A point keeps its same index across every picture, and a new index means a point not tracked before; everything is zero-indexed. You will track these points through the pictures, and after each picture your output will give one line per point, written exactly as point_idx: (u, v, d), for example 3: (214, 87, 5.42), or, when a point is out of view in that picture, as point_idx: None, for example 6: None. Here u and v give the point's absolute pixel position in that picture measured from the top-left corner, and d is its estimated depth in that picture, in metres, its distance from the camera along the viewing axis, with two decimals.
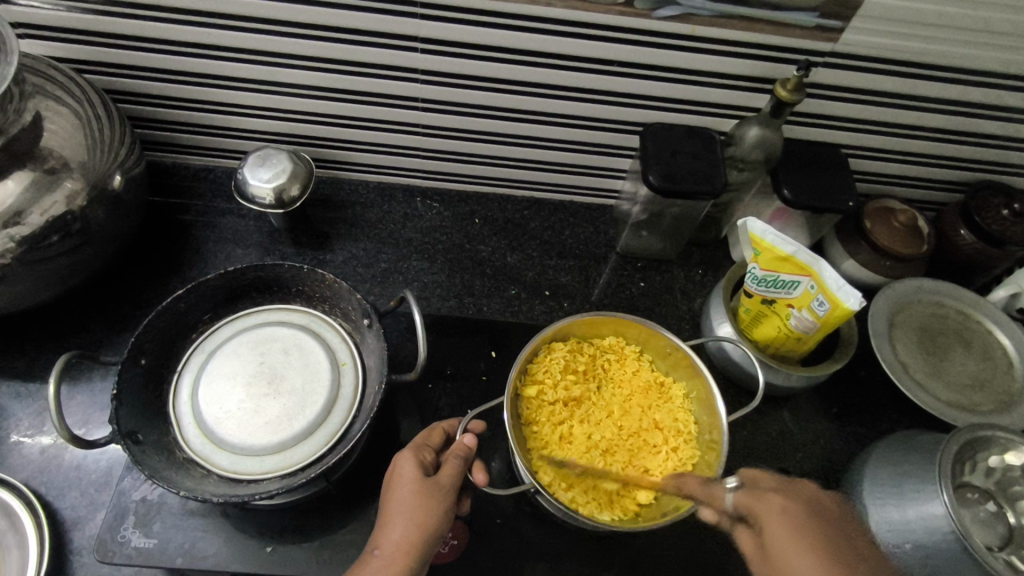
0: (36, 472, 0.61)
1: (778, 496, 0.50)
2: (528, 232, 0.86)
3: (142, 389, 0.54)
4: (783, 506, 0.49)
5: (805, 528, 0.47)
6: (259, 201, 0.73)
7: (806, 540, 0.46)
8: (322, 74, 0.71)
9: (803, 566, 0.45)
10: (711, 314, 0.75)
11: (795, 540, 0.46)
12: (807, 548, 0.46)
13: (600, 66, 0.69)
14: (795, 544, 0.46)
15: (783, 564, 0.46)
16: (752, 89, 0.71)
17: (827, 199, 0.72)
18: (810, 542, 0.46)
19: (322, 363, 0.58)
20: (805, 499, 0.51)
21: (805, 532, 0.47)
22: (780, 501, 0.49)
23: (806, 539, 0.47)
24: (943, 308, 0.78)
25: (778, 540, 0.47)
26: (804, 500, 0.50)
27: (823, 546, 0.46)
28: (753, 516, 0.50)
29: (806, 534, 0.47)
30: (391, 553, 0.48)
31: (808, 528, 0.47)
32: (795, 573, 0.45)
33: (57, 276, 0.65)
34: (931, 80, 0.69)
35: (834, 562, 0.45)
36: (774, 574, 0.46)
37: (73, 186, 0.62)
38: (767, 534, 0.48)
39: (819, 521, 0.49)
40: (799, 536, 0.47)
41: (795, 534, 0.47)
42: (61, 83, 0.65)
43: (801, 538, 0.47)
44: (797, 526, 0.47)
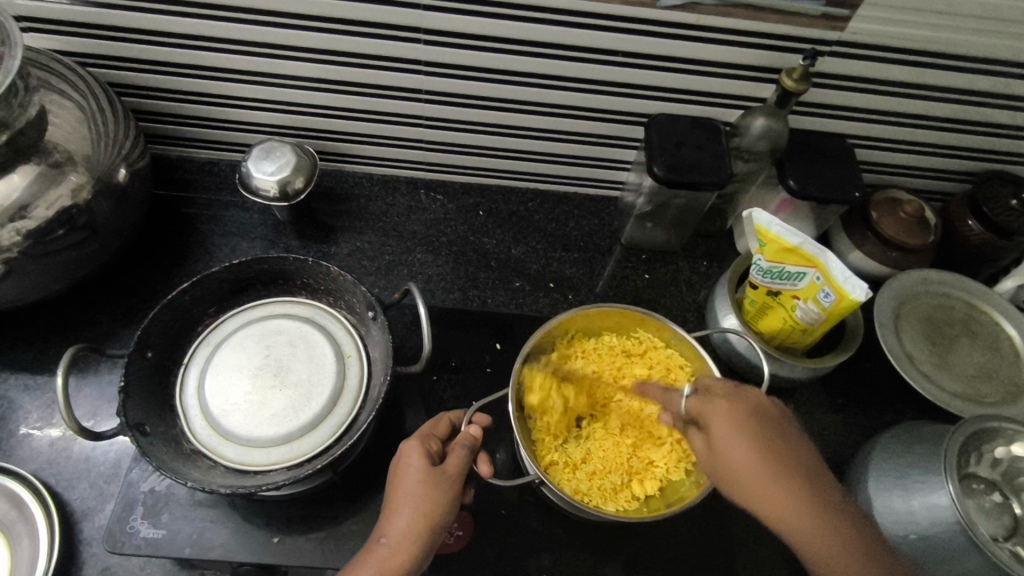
0: (46, 464, 0.62)
1: (726, 407, 0.52)
2: (532, 225, 0.86)
3: (148, 381, 0.55)
4: (737, 425, 0.50)
5: (779, 434, 0.51)
6: (264, 194, 0.73)
7: (758, 453, 0.49)
8: (326, 66, 0.71)
9: (766, 480, 0.48)
10: (716, 306, 0.75)
11: (773, 446, 0.49)
12: (760, 463, 0.49)
13: (604, 57, 0.69)
14: (772, 456, 0.49)
15: (751, 487, 0.48)
16: (758, 79, 0.71)
17: (833, 189, 0.72)
18: (770, 447, 0.49)
19: (327, 355, 0.58)
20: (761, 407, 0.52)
21: (766, 435, 0.50)
22: (755, 401, 0.52)
23: (773, 449, 0.49)
24: (949, 298, 0.77)
25: (736, 453, 0.49)
26: (758, 410, 0.51)
27: (776, 453, 0.49)
28: (704, 422, 0.53)
29: (766, 449, 0.49)
30: (398, 541, 0.49)
31: (772, 436, 0.50)
32: (744, 471, 0.49)
33: (63, 269, 0.66)
34: (939, 69, 0.68)
35: (792, 471, 0.48)
36: (728, 473, 0.50)
37: (78, 179, 0.62)
38: (721, 441, 0.50)
39: (774, 423, 0.51)
40: (748, 446, 0.49)
41: (748, 445, 0.49)
42: (65, 76, 0.65)
43: (745, 447, 0.49)
44: (764, 433, 0.50)
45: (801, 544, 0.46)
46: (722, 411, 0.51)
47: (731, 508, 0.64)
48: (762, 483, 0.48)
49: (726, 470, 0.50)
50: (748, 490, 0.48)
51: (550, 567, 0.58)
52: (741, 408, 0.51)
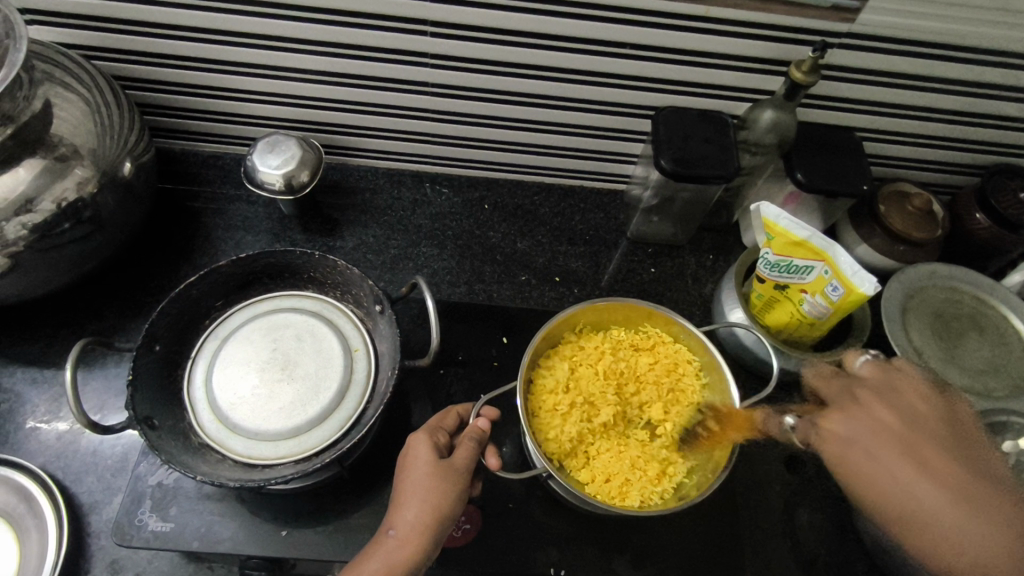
0: (53, 457, 0.62)
1: (852, 406, 0.53)
2: (538, 218, 0.85)
3: (156, 375, 0.55)
4: (848, 425, 0.52)
5: (937, 433, 0.50)
6: (269, 187, 0.73)
7: (904, 452, 0.48)
8: (331, 59, 0.70)
9: (894, 465, 0.48)
10: (723, 300, 0.74)
11: (920, 441, 0.49)
12: (898, 454, 0.48)
13: (612, 49, 0.68)
14: (890, 452, 0.49)
15: (875, 474, 0.48)
16: (766, 72, 0.70)
17: (841, 183, 0.71)
18: (920, 450, 0.48)
19: (335, 349, 0.58)
20: (919, 412, 0.52)
21: (897, 436, 0.49)
22: (878, 415, 0.51)
23: (915, 446, 0.49)
24: (957, 293, 0.77)
25: (859, 454, 0.50)
26: (894, 386, 0.54)
27: (926, 454, 0.48)
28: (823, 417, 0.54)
29: (896, 442, 0.49)
30: (406, 533, 0.49)
31: (913, 429, 0.50)
32: (891, 481, 0.48)
33: (69, 263, 0.66)
34: (949, 61, 0.67)
35: (949, 479, 0.46)
36: (857, 473, 0.50)
37: (84, 173, 0.62)
38: (834, 441, 0.52)
39: (913, 407, 0.52)
40: (871, 434, 0.50)
41: (892, 451, 0.48)
42: (70, 69, 0.64)
43: (889, 450, 0.49)
44: (909, 429, 0.50)
45: (926, 538, 0.45)
46: (841, 422, 0.52)
47: (738, 500, 0.64)
48: (891, 482, 0.47)
49: (845, 471, 0.50)
50: (877, 491, 0.48)
51: (557, 561, 0.58)
52: (886, 407, 0.52)
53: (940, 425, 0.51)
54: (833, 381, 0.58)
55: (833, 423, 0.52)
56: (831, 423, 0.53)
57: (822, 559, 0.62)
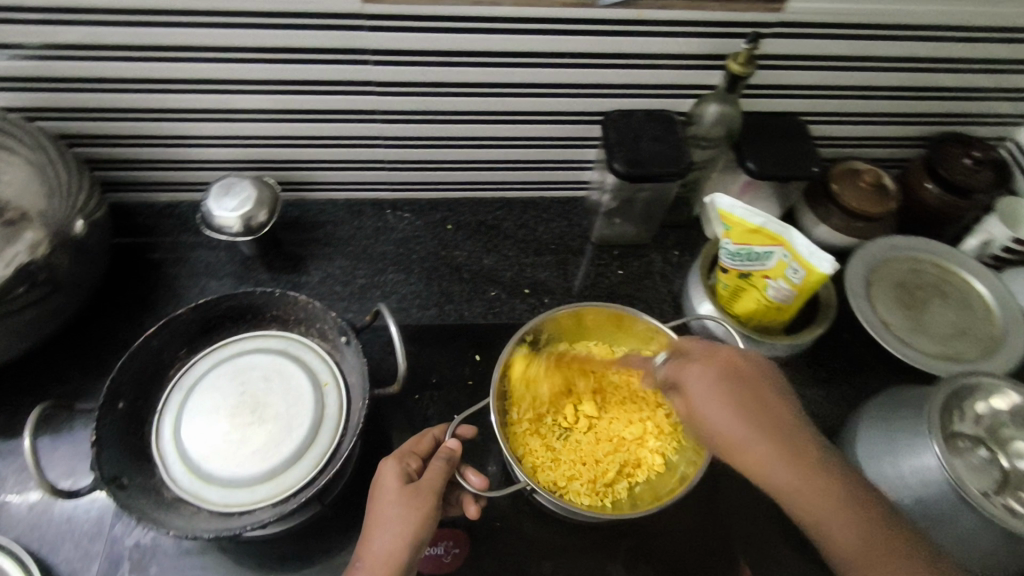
0: (27, 529, 0.60)
1: (702, 367, 0.54)
2: (502, 233, 0.86)
3: (121, 432, 0.54)
4: (710, 390, 0.52)
5: (742, 396, 0.52)
6: (227, 231, 0.72)
7: (749, 424, 0.50)
8: (278, 97, 0.71)
9: (755, 444, 0.49)
10: (690, 293, 0.75)
11: (764, 413, 0.51)
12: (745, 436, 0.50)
13: (554, 60, 0.69)
14: (743, 413, 0.51)
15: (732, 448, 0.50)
16: (706, 68, 0.72)
17: (791, 166, 0.72)
18: (755, 417, 0.51)
19: (303, 385, 0.57)
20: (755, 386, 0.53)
21: (744, 407, 0.51)
22: (734, 371, 0.53)
23: (766, 417, 0.51)
24: (917, 262, 0.79)
25: (717, 415, 0.51)
26: (738, 380, 0.53)
27: (775, 425, 0.50)
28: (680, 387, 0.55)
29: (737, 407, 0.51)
30: (373, 563, 0.47)
31: (756, 399, 0.52)
32: (721, 427, 0.51)
33: (27, 328, 0.64)
34: (879, 40, 0.70)
35: (772, 424, 0.50)
36: (713, 433, 0.52)
37: (35, 236, 0.61)
38: (691, 398, 0.54)
39: (754, 391, 0.52)
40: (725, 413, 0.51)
41: (722, 404, 0.52)
42: (11, 132, 0.64)
43: (730, 413, 0.51)
44: (755, 403, 0.51)
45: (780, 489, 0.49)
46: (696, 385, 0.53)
47: (725, 491, 0.64)
48: (742, 442, 0.50)
49: (692, 418, 0.54)
50: (728, 441, 0.51)
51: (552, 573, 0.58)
52: (737, 375, 0.53)
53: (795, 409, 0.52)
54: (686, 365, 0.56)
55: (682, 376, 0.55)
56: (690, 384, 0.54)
57: None
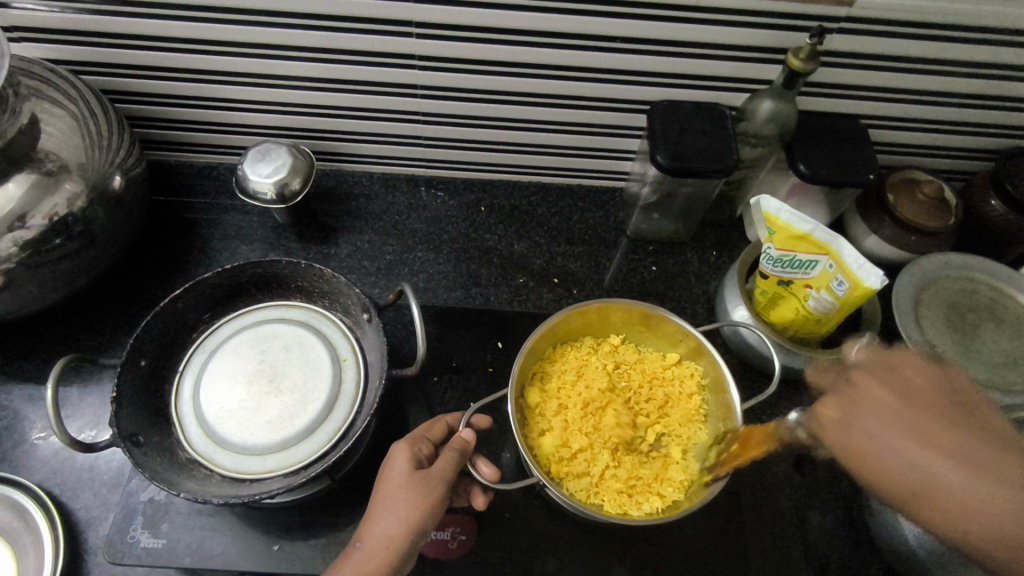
0: (50, 474, 0.62)
1: (853, 393, 0.44)
2: (536, 219, 0.84)
3: (142, 390, 0.54)
4: (863, 402, 0.43)
5: (924, 404, 0.42)
6: (261, 197, 0.72)
7: (906, 429, 0.40)
8: (318, 65, 0.70)
9: (902, 445, 0.40)
10: (725, 296, 0.72)
11: (922, 416, 0.41)
12: (908, 440, 0.40)
13: (603, 43, 0.66)
14: (916, 416, 0.41)
15: (877, 453, 0.41)
16: (763, 61, 0.68)
17: (845, 172, 0.69)
18: (931, 427, 0.40)
19: (323, 359, 0.57)
20: (920, 392, 0.43)
21: (897, 408, 0.42)
22: (911, 377, 0.43)
23: (927, 424, 0.40)
24: (972, 283, 0.74)
25: (862, 424, 0.42)
26: (901, 385, 0.43)
27: (943, 433, 0.40)
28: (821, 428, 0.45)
29: (879, 406, 0.42)
30: (373, 546, 0.47)
31: (915, 404, 0.42)
32: (867, 430, 0.42)
33: (61, 278, 0.65)
34: (958, 42, 0.64)
35: (916, 423, 0.40)
36: (862, 455, 0.42)
37: (73, 187, 0.62)
38: (830, 424, 0.44)
39: (927, 387, 0.43)
40: (875, 415, 0.42)
41: (876, 407, 0.42)
42: (56, 84, 0.64)
43: (876, 418, 0.42)
44: (907, 407, 0.41)
45: (938, 510, 0.38)
46: (835, 403, 0.45)
47: (743, 505, 0.62)
48: (889, 455, 0.40)
49: (851, 446, 0.42)
50: (867, 457, 0.41)
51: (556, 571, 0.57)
52: (888, 380, 0.43)
53: (984, 406, 0.42)
54: (883, 364, 0.45)
55: (830, 411, 0.44)
56: (828, 407, 0.45)
57: (834, 564, 0.60)
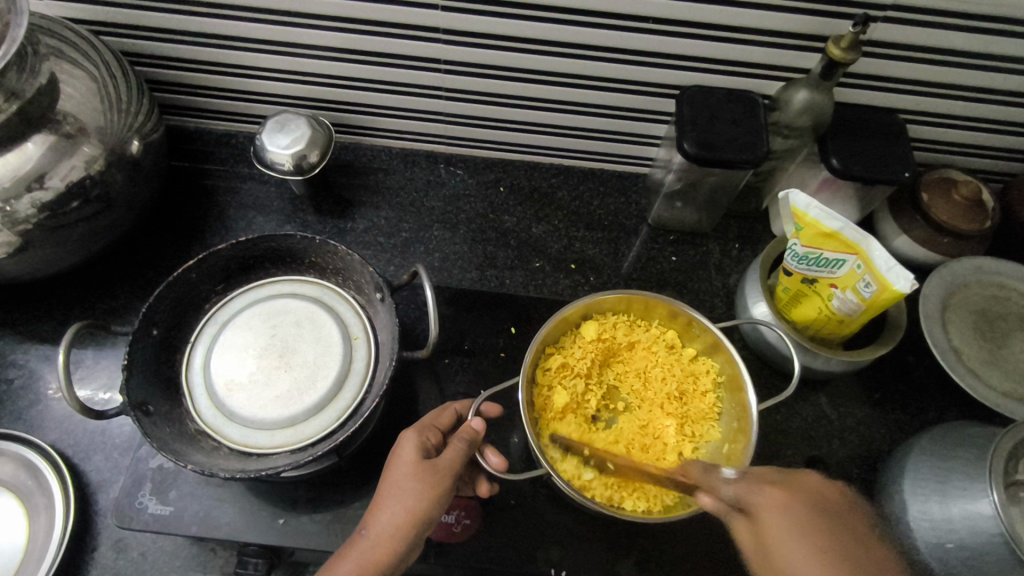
0: (64, 435, 0.62)
1: (781, 496, 0.42)
2: (555, 202, 0.82)
3: (154, 358, 0.54)
4: (781, 516, 0.41)
5: (820, 527, 0.40)
6: (278, 167, 0.71)
7: (844, 564, 0.40)
8: (340, 35, 0.68)
9: (811, 568, 0.38)
10: (746, 291, 0.70)
11: (834, 547, 0.39)
12: (828, 573, 0.37)
13: (635, 24, 0.64)
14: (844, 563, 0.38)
15: (789, 571, 0.39)
16: (801, 48, 0.65)
17: (880, 168, 0.66)
18: (841, 563, 0.38)
19: (334, 337, 0.56)
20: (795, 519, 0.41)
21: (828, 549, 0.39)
22: (776, 503, 0.42)
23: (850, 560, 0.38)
24: (1005, 290, 0.71)
25: (785, 542, 0.40)
26: (819, 503, 0.42)
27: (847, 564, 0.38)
28: (752, 511, 0.43)
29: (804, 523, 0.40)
30: (379, 534, 0.46)
31: (832, 531, 0.40)
32: (794, 570, 0.39)
33: (79, 241, 0.65)
34: (1011, 37, 0.61)
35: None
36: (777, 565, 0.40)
37: (90, 150, 0.62)
38: (769, 533, 0.41)
39: (839, 518, 0.41)
40: (796, 533, 0.40)
41: (801, 543, 0.39)
42: (74, 44, 0.63)
43: (800, 544, 0.39)
44: (805, 530, 0.40)
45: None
46: (770, 518, 0.41)
47: None
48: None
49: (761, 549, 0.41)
50: (780, 574, 0.40)
51: (559, 561, 0.56)
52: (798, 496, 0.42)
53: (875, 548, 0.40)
54: (755, 483, 0.43)
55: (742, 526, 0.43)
56: (765, 513, 0.41)
57: None
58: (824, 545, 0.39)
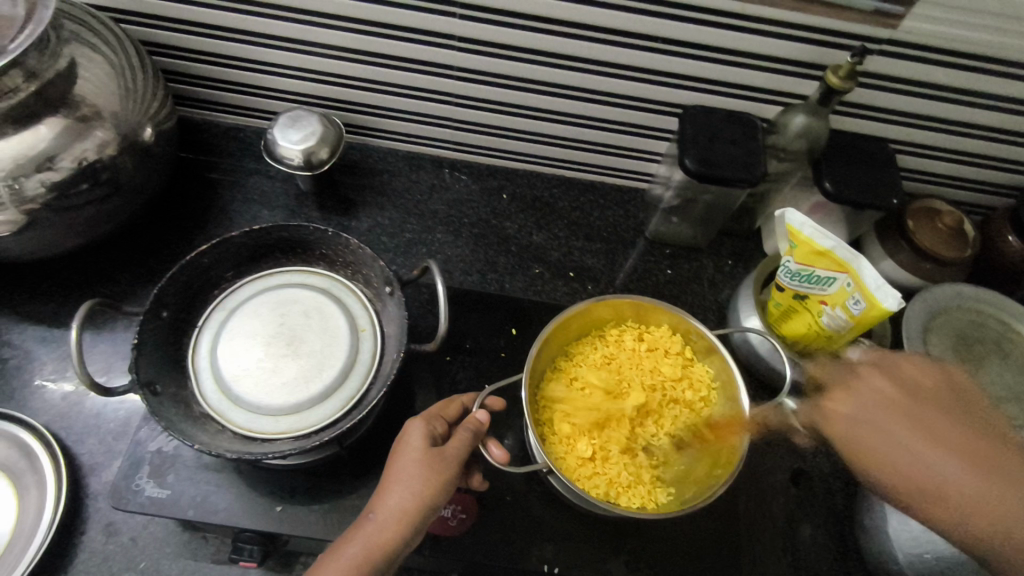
0: (59, 417, 0.62)
1: (865, 378, 0.49)
2: (556, 212, 0.84)
3: (161, 341, 0.55)
4: (861, 395, 0.49)
5: (920, 395, 0.48)
6: (288, 162, 0.72)
7: (954, 455, 0.44)
8: (357, 36, 0.70)
9: (907, 424, 0.46)
10: (740, 305, 0.73)
11: (910, 406, 0.47)
12: (904, 425, 0.46)
13: (643, 43, 0.67)
14: (909, 419, 0.46)
15: (890, 454, 0.46)
16: (800, 75, 0.68)
17: (871, 194, 0.69)
18: (916, 409, 0.47)
19: (341, 328, 0.58)
20: (912, 381, 0.49)
21: (908, 409, 0.47)
22: (874, 386, 0.49)
23: (922, 416, 0.46)
24: (982, 316, 0.74)
25: (865, 423, 0.47)
26: (911, 381, 0.49)
27: (933, 422, 0.46)
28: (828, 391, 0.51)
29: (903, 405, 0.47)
30: (386, 518, 0.47)
31: (915, 404, 0.47)
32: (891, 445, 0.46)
33: (86, 223, 0.66)
34: (996, 76, 0.65)
35: (946, 435, 0.45)
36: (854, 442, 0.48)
37: (104, 135, 0.62)
38: (839, 421, 0.49)
39: (938, 397, 0.48)
40: (881, 404, 0.47)
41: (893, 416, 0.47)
42: (95, 30, 0.64)
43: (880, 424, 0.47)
44: (897, 395, 0.48)
45: (954, 505, 0.43)
46: (844, 399, 0.49)
47: (740, 510, 0.62)
48: (891, 448, 0.46)
49: (863, 447, 0.47)
50: (868, 450, 0.46)
51: (552, 558, 0.57)
52: (889, 376, 0.49)
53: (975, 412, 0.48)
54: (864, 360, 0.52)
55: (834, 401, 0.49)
56: (838, 398, 0.50)
57: None
58: (909, 404, 0.47)
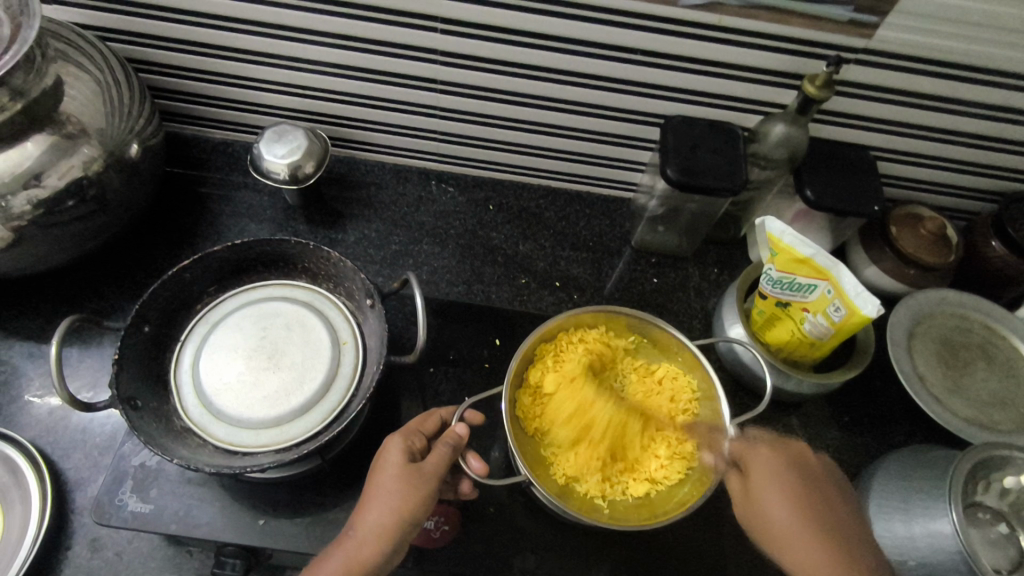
0: (44, 432, 0.62)
1: (766, 454, 0.56)
2: (543, 222, 0.85)
3: (142, 356, 0.55)
4: (775, 472, 0.55)
5: (792, 478, 0.55)
6: (274, 176, 0.73)
7: (795, 515, 0.53)
8: (342, 52, 0.71)
9: (781, 506, 0.53)
10: (723, 313, 0.73)
11: (785, 489, 0.54)
12: (785, 498, 0.54)
13: (623, 55, 0.67)
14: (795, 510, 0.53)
15: (767, 511, 0.54)
16: (779, 85, 0.69)
17: (851, 201, 0.69)
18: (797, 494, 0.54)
19: (323, 340, 0.58)
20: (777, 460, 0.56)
21: (792, 490, 0.54)
22: (769, 461, 0.56)
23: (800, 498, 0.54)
24: (967, 321, 0.74)
25: (768, 509, 0.54)
26: (792, 461, 0.56)
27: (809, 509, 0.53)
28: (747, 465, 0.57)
29: (792, 491, 0.54)
30: (365, 535, 0.48)
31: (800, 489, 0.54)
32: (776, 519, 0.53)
33: (72, 239, 0.66)
34: (972, 84, 0.65)
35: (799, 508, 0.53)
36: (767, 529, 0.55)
37: (90, 151, 0.63)
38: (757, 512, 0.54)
39: (809, 479, 0.55)
40: (781, 493, 0.54)
41: (781, 498, 0.54)
42: (82, 49, 0.65)
43: (784, 503, 0.54)
44: (780, 475, 0.55)
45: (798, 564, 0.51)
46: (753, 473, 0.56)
47: (724, 517, 0.63)
48: (787, 531, 0.52)
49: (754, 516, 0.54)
50: (770, 532, 0.53)
51: (535, 568, 0.57)
52: (767, 456, 0.56)
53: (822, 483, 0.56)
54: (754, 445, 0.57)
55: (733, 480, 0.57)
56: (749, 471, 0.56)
57: None
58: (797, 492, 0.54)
